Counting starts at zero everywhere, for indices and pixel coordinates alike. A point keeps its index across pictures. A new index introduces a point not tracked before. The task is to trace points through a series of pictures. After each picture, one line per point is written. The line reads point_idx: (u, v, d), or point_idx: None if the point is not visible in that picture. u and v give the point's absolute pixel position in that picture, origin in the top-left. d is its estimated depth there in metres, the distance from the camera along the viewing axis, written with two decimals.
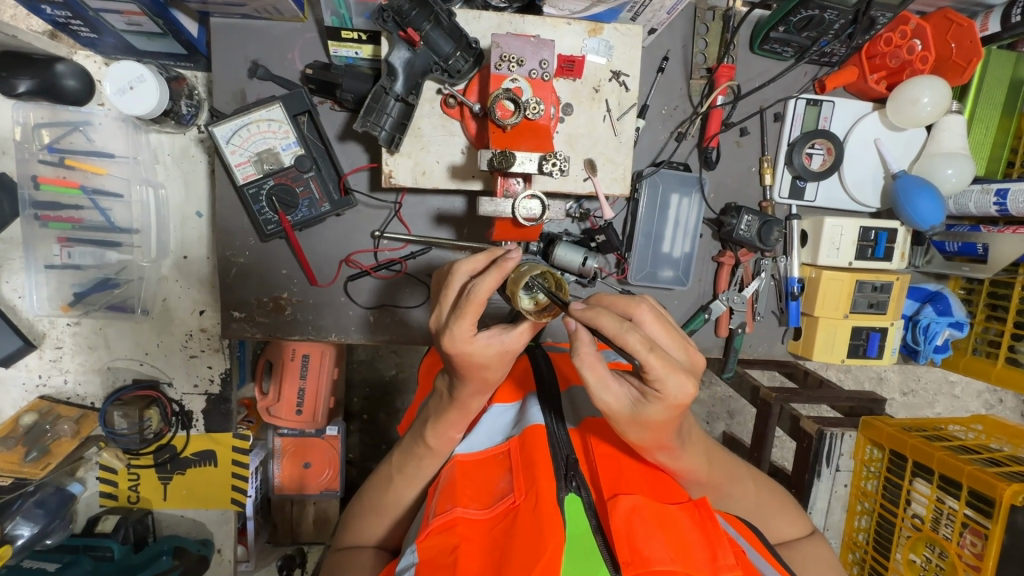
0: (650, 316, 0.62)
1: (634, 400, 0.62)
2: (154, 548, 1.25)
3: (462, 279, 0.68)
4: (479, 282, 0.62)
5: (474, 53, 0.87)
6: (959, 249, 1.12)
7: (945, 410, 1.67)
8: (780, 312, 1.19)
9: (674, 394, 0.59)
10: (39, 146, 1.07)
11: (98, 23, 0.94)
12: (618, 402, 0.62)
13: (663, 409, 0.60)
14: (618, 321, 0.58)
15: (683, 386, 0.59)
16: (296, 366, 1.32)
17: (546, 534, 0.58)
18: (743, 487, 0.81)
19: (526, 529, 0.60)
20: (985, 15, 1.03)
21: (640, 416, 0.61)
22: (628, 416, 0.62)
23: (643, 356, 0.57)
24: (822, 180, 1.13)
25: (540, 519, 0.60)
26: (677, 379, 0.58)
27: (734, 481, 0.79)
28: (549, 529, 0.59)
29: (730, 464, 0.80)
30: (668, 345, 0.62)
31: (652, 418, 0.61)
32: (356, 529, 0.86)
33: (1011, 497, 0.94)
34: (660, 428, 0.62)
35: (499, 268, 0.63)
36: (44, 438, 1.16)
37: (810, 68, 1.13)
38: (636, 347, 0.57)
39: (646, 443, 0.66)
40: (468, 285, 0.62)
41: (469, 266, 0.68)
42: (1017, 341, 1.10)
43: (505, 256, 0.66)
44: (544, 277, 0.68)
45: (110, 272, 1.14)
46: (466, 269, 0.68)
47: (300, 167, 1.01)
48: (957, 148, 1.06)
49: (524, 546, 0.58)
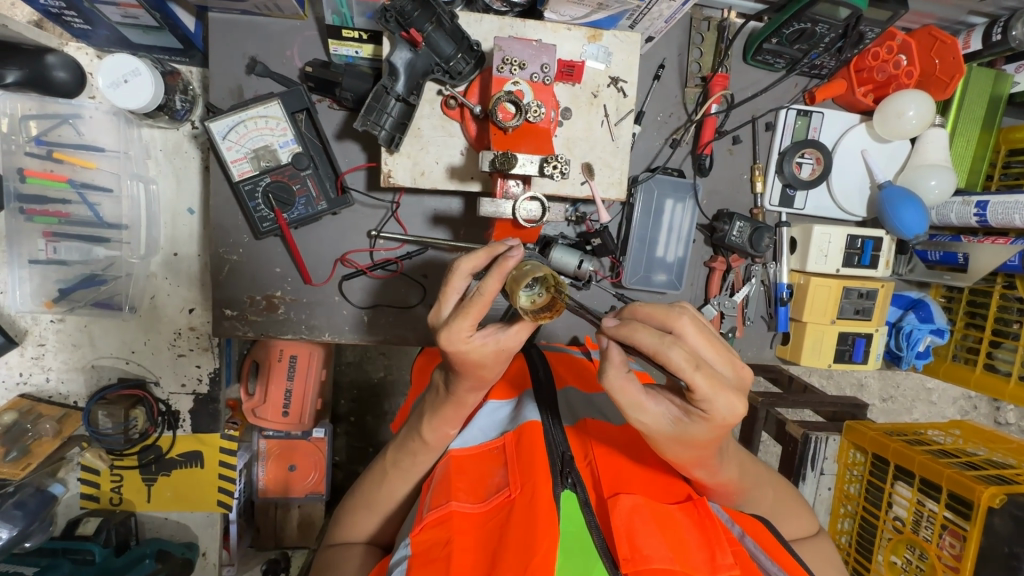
0: (693, 327, 0.61)
1: (676, 418, 0.62)
2: (137, 551, 1.23)
3: (463, 277, 0.67)
4: (482, 284, 0.62)
5: (475, 56, 0.87)
6: (941, 258, 1.15)
7: (922, 416, 1.71)
8: (769, 317, 1.22)
9: (722, 414, 0.59)
10: (26, 139, 1.04)
11: (92, 14, 0.93)
12: (657, 422, 0.62)
13: (709, 429, 0.60)
14: (658, 336, 0.58)
15: (731, 405, 0.58)
16: (283, 368, 1.28)
17: (542, 529, 0.58)
18: (761, 489, 0.79)
19: (520, 525, 0.59)
20: (968, 33, 1.07)
21: (683, 435, 0.62)
22: (669, 435, 0.62)
23: (689, 374, 0.57)
24: (811, 189, 1.16)
25: (534, 512, 0.60)
26: (725, 398, 0.58)
27: (754, 484, 0.77)
28: (544, 524, 0.58)
29: (753, 466, 0.78)
30: (714, 359, 0.61)
31: (697, 436, 0.61)
32: (345, 525, 0.84)
33: (988, 500, 0.95)
34: (704, 446, 0.62)
35: (502, 265, 0.62)
36: (24, 437, 1.13)
37: (801, 79, 1.16)
38: (681, 364, 0.57)
39: (684, 460, 0.65)
40: (475, 286, 0.62)
41: (470, 263, 0.66)
42: (995, 348, 1.14)
43: (505, 255, 0.63)
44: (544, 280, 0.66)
45: (96, 268, 1.11)
46: (466, 267, 0.66)
47: (297, 164, 1.00)
48: (941, 160, 1.09)
49: (518, 543, 0.58)
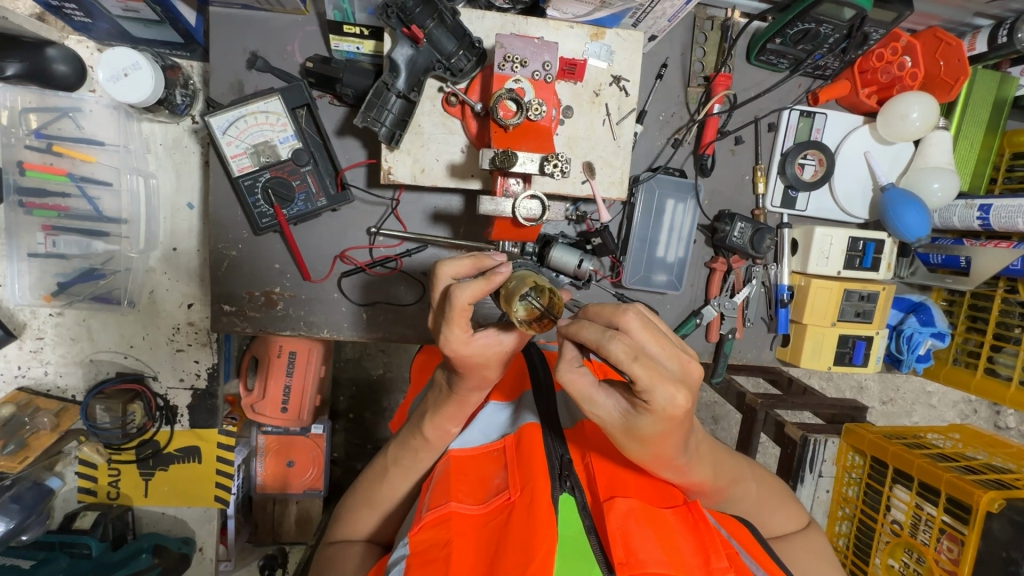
0: (638, 323, 0.57)
1: (625, 412, 0.61)
2: (133, 546, 1.24)
3: (446, 281, 0.67)
4: (459, 289, 0.62)
5: (478, 52, 0.86)
6: (943, 261, 1.15)
7: (922, 419, 1.71)
8: (769, 319, 1.22)
9: (663, 406, 0.57)
10: (26, 131, 1.04)
11: (93, 8, 0.92)
12: (609, 416, 0.61)
13: (655, 422, 0.58)
14: (599, 331, 0.58)
15: (671, 397, 0.56)
16: (282, 364, 1.28)
17: (540, 533, 0.57)
18: (746, 487, 0.78)
19: (519, 527, 0.59)
20: (973, 35, 1.07)
21: (633, 429, 0.60)
22: (621, 429, 0.61)
23: (627, 366, 0.56)
24: (813, 190, 1.15)
25: (533, 515, 0.59)
26: (664, 390, 0.56)
27: (737, 483, 0.77)
28: (542, 526, 0.58)
29: (738, 466, 0.78)
30: (659, 354, 0.57)
31: (646, 430, 0.59)
32: (345, 522, 0.84)
33: (986, 505, 0.95)
34: (658, 441, 0.60)
35: (487, 280, 0.62)
36: (22, 431, 1.12)
37: (804, 80, 1.15)
38: (619, 357, 0.56)
39: (651, 459, 0.64)
40: (450, 292, 0.62)
41: (453, 269, 0.67)
42: (996, 352, 1.14)
43: (494, 270, 0.64)
44: (541, 292, 0.65)
45: (96, 262, 1.12)
46: (450, 272, 0.67)
47: (297, 160, 1.00)
48: (944, 162, 1.09)
49: (517, 545, 0.57)
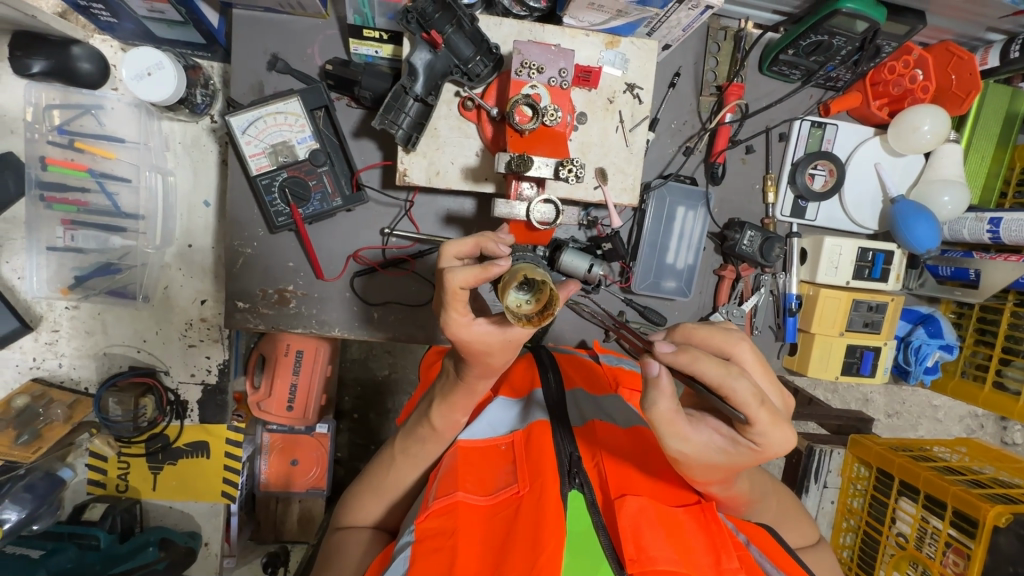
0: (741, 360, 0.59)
1: (719, 449, 0.58)
2: (141, 539, 1.24)
3: (449, 259, 0.68)
4: (454, 272, 0.62)
5: (495, 58, 0.89)
6: (952, 274, 1.15)
7: (928, 433, 1.70)
8: (777, 327, 1.21)
9: (774, 448, 0.57)
10: (49, 127, 1.06)
11: (118, 8, 0.94)
12: (699, 452, 0.58)
13: (752, 459, 0.58)
14: (723, 367, 0.54)
15: (785, 439, 0.57)
16: (290, 363, 1.29)
17: (549, 527, 0.58)
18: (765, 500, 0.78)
19: (528, 520, 0.60)
20: (986, 49, 1.07)
21: (726, 464, 0.59)
22: (711, 464, 0.58)
23: (755, 409, 0.54)
24: (823, 200, 1.16)
25: (541, 510, 0.60)
26: (781, 433, 0.56)
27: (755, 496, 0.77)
28: (552, 521, 0.59)
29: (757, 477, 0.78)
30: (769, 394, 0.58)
31: (738, 464, 0.59)
32: (352, 509, 0.85)
33: (994, 518, 0.95)
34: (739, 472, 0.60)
35: (483, 270, 0.61)
36: (35, 421, 1.13)
37: (816, 91, 1.16)
38: (746, 399, 0.54)
39: (706, 479, 0.63)
40: (444, 274, 0.63)
41: (456, 248, 0.68)
42: (1005, 365, 1.14)
43: (492, 261, 0.62)
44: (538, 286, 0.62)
45: (112, 257, 1.13)
46: (453, 251, 0.68)
47: (314, 160, 1.01)
48: (955, 175, 1.09)
49: (526, 538, 0.58)
